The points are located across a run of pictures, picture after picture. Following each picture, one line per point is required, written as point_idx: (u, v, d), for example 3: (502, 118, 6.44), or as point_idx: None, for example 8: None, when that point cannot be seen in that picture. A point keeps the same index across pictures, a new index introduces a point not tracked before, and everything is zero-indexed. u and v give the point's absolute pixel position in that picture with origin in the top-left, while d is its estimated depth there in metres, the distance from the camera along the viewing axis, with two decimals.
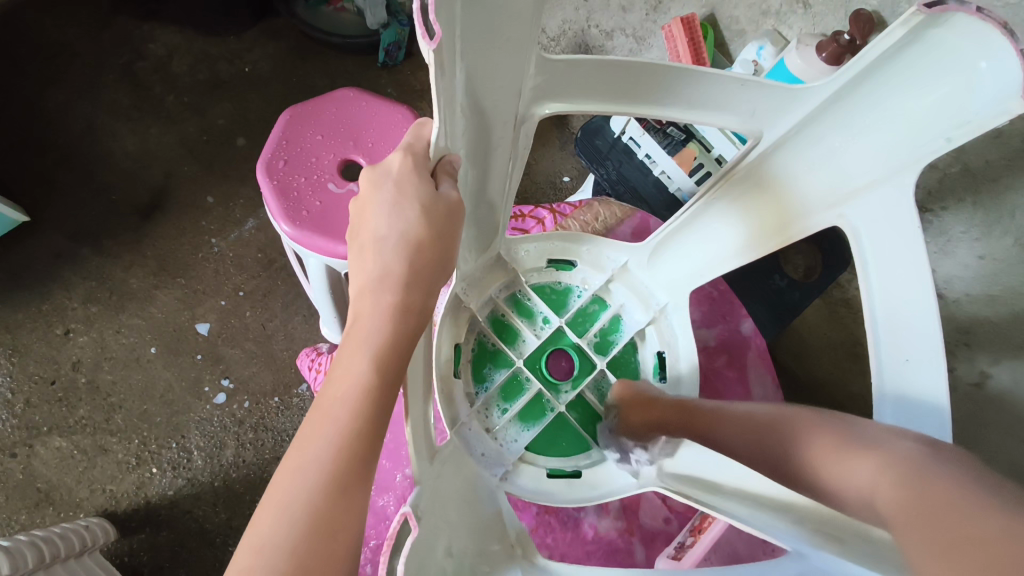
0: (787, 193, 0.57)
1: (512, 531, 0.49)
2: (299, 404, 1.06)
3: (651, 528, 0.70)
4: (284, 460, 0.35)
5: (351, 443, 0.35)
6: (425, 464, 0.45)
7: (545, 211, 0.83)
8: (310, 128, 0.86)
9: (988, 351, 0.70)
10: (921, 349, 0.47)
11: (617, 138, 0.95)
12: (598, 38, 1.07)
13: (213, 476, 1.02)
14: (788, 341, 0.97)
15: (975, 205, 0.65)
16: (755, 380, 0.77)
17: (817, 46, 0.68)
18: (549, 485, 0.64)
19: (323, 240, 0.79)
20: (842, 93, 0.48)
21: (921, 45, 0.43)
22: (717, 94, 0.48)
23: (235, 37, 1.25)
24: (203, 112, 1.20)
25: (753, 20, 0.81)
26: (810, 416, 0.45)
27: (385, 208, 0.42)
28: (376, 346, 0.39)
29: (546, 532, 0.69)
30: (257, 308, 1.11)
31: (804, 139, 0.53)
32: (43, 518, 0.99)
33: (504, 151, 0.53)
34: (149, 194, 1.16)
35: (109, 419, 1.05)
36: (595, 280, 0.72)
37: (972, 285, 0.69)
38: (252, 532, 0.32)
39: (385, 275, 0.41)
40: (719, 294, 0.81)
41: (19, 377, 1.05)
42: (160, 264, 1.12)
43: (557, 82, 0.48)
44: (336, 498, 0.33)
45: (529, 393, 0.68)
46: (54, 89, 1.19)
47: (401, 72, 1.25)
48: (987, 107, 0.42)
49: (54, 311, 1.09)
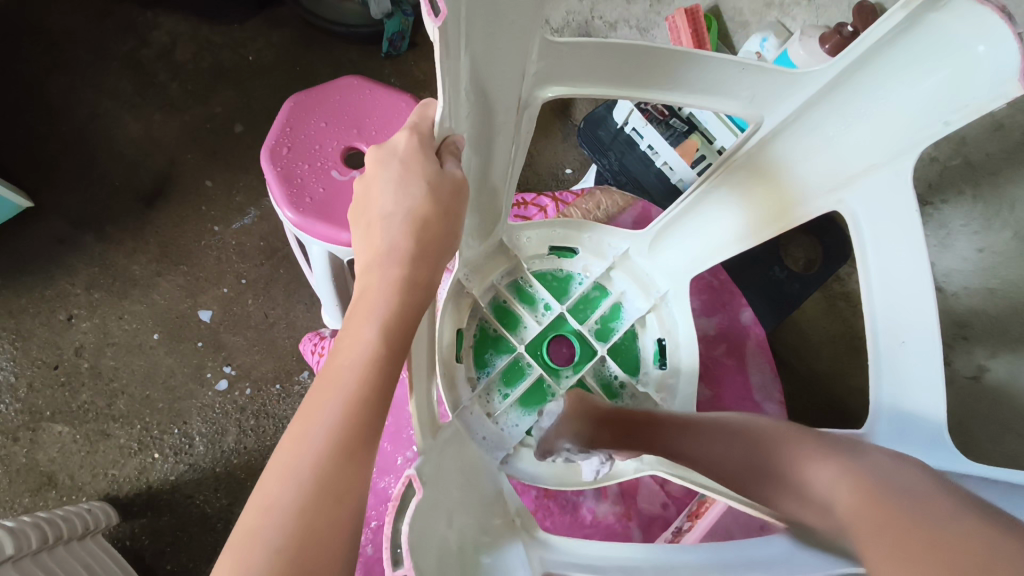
0: (785, 181, 0.57)
1: (513, 507, 0.50)
2: (300, 391, 1.07)
3: (649, 513, 0.71)
4: (290, 428, 0.35)
5: (357, 410, 0.36)
6: (430, 439, 0.46)
7: (547, 199, 0.84)
8: (314, 115, 0.86)
9: (985, 345, 0.70)
10: (918, 331, 0.48)
11: (619, 129, 0.96)
12: (601, 30, 1.07)
13: (215, 462, 1.03)
14: (786, 333, 0.97)
15: (975, 198, 0.66)
16: (754, 369, 0.78)
17: (821, 38, 0.69)
18: (547, 469, 0.64)
19: (325, 227, 0.79)
20: (841, 79, 0.48)
21: (921, 30, 0.44)
22: (719, 77, 0.49)
23: (238, 26, 1.25)
24: (207, 100, 1.21)
25: (757, 11, 0.81)
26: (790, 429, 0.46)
27: (392, 184, 0.43)
28: (383, 319, 0.40)
29: (545, 515, 0.69)
30: (259, 297, 1.12)
31: (802, 127, 0.53)
32: (46, 501, 1.00)
33: (506, 137, 0.53)
34: (152, 181, 1.16)
35: (111, 404, 1.05)
36: (596, 267, 0.73)
37: (970, 278, 0.69)
38: (258, 495, 0.33)
39: (392, 250, 0.42)
40: (718, 283, 0.81)
41: (22, 362, 1.06)
42: (162, 251, 1.13)
43: (561, 67, 0.48)
44: (343, 463, 0.34)
45: (529, 378, 0.68)
46: (57, 75, 1.20)
47: (405, 63, 1.25)
48: (987, 91, 0.43)
49: (57, 297, 1.09)
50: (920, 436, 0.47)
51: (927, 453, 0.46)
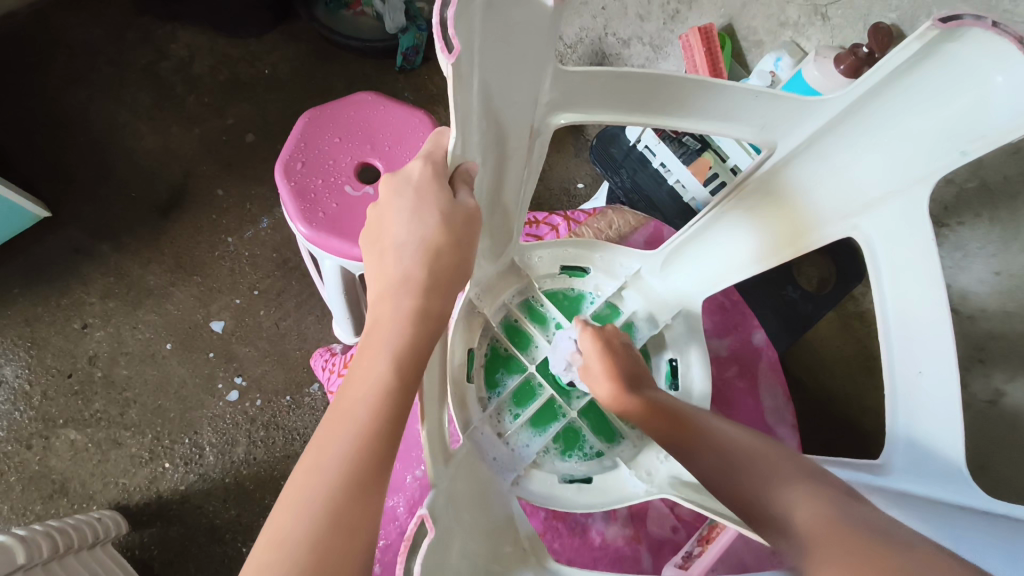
0: (799, 206, 0.57)
1: (525, 534, 0.50)
2: (310, 403, 1.07)
3: (658, 537, 0.71)
4: (303, 459, 0.36)
5: (368, 443, 0.36)
6: (441, 466, 0.46)
7: (558, 218, 0.84)
8: (327, 131, 0.87)
9: (1003, 368, 0.69)
10: (935, 360, 0.47)
11: (632, 146, 0.96)
12: (615, 46, 1.08)
13: (224, 473, 1.03)
14: (799, 352, 0.96)
15: (992, 221, 0.65)
16: (766, 392, 0.77)
17: (836, 59, 0.69)
18: (560, 490, 0.64)
19: (339, 242, 0.80)
20: (854, 108, 0.48)
21: (937, 59, 0.43)
22: (730, 105, 0.49)
23: (256, 39, 1.27)
24: (222, 112, 1.22)
25: (771, 31, 0.81)
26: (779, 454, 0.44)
27: (406, 214, 0.43)
28: (395, 350, 0.40)
29: (554, 537, 0.69)
30: (271, 307, 1.13)
31: (816, 154, 0.53)
32: (58, 508, 1.01)
33: (519, 162, 0.53)
34: (168, 192, 1.17)
35: (123, 413, 1.06)
36: (608, 286, 0.72)
37: (987, 301, 0.68)
38: (271, 528, 0.33)
39: (405, 280, 0.43)
40: (731, 304, 0.81)
41: (36, 369, 1.07)
42: (177, 262, 1.14)
43: (573, 94, 0.48)
44: (355, 496, 0.34)
45: (540, 398, 0.67)
46: (76, 87, 1.22)
47: (419, 77, 1.26)
48: (1002, 121, 0.42)
49: (72, 305, 1.11)
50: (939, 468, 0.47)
51: (943, 487, 0.46)
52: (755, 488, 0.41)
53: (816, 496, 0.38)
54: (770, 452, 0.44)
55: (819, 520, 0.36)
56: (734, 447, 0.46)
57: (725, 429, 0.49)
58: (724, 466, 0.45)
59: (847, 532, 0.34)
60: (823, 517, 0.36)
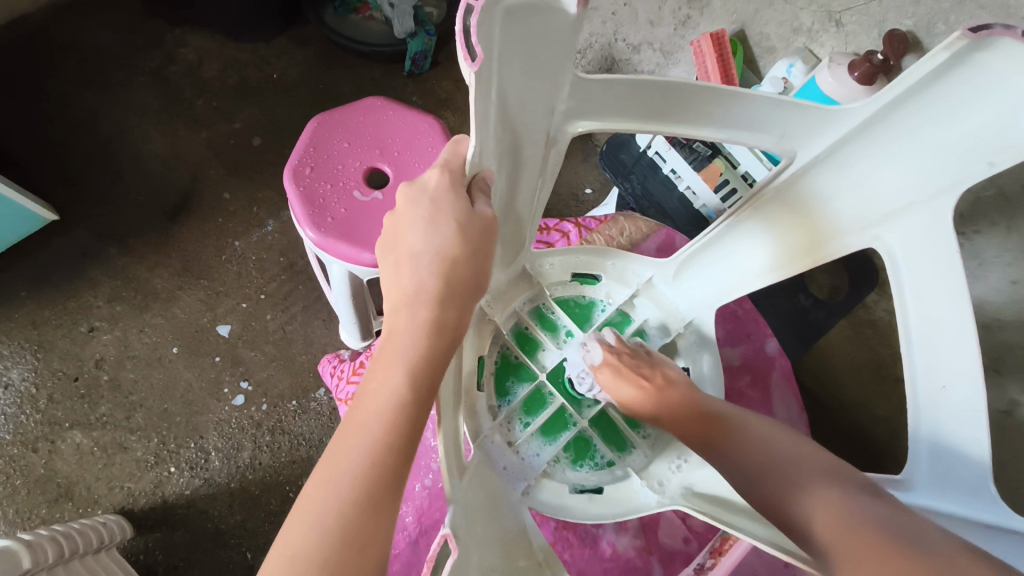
0: (818, 215, 0.57)
1: (538, 548, 0.49)
2: (316, 408, 1.07)
3: (670, 548, 0.70)
4: (316, 473, 0.35)
5: (383, 457, 0.36)
6: (456, 480, 0.45)
7: (569, 225, 0.84)
8: (336, 135, 0.87)
9: (1019, 378, 0.68)
10: (961, 373, 0.47)
11: (642, 152, 0.95)
12: (625, 52, 1.07)
13: (229, 477, 1.03)
14: (810, 360, 0.95)
15: (1009, 229, 0.64)
16: (778, 402, 0.76)
17: (850, 65, 0.68)
18: (572, 500, 0.63)
19: (348, 247, 0.79)
20: (876, 118, 0.48)
21: (965, 69, 0.42)
22: (750, 115, 0.48)
23: (265, 44, 1.27)
24: (231, 116, 1.22)
25: (784, 37, 0.80)
26: (812, 463, 0.47)
27: (421, 224, 0.42)
28: (411, 362, 0.40)
29: (564, 547, 0.68)
30: (278, 312, 1.12)
31: (836, 164, 0.53)
32: (62, 512, 1.00)
33: (533, 170, 0.53)
34: (176, 196, 1.17)
35: (129, 417, 1.06)
36: (619, 294, 0.71)
37: (1004, 310, 0.67)
38: (282, 544, 0.33)
39: (420, 291, 0.42)
40: (743, 312, 0.80)
41: (43, 372, 1.07)
42: (183, 266, 1.14)
43: (591, 103, 0.47)
44: (367, 513, 0.34)
45: (551, 407, 0.67)
46: (85, 90, 1.22)
47: (427, 82, 1.26)
48: None
49: (79, 308, 1.11)
50: (963, 483, 0.46)
51: (970, 503, 0.46)
52: (784, 495, 0.46)
53: (835, 501, 0.43)
54: (797, 461, 0.48)
55: (840, 528, 0.41)
56: (766, 452, 0.50)
57: (754, 428, 0.53)
58: (754, 472, 0.49)
59: (862, 533, 0.39)
60: (841, 521, 0.41)
